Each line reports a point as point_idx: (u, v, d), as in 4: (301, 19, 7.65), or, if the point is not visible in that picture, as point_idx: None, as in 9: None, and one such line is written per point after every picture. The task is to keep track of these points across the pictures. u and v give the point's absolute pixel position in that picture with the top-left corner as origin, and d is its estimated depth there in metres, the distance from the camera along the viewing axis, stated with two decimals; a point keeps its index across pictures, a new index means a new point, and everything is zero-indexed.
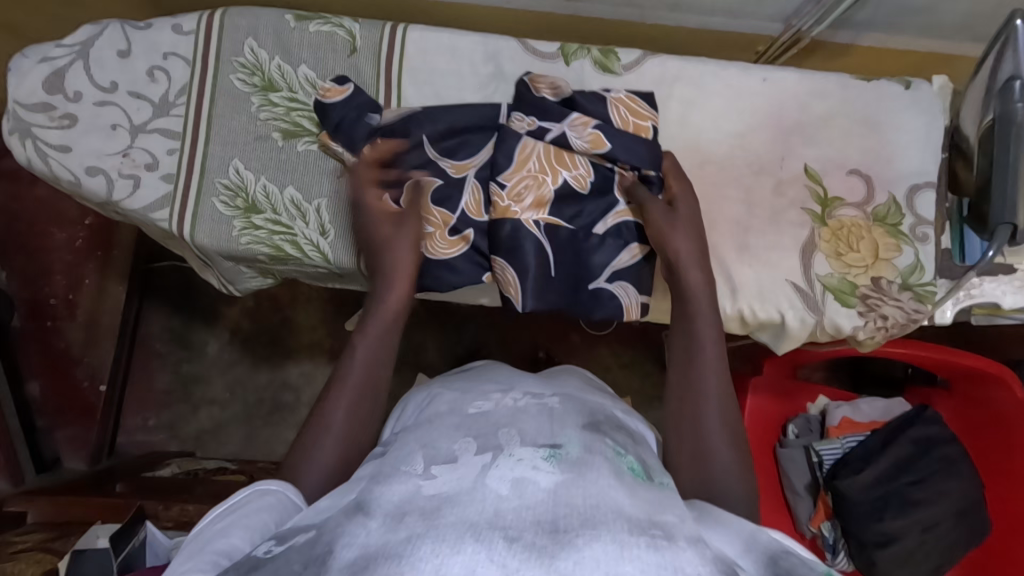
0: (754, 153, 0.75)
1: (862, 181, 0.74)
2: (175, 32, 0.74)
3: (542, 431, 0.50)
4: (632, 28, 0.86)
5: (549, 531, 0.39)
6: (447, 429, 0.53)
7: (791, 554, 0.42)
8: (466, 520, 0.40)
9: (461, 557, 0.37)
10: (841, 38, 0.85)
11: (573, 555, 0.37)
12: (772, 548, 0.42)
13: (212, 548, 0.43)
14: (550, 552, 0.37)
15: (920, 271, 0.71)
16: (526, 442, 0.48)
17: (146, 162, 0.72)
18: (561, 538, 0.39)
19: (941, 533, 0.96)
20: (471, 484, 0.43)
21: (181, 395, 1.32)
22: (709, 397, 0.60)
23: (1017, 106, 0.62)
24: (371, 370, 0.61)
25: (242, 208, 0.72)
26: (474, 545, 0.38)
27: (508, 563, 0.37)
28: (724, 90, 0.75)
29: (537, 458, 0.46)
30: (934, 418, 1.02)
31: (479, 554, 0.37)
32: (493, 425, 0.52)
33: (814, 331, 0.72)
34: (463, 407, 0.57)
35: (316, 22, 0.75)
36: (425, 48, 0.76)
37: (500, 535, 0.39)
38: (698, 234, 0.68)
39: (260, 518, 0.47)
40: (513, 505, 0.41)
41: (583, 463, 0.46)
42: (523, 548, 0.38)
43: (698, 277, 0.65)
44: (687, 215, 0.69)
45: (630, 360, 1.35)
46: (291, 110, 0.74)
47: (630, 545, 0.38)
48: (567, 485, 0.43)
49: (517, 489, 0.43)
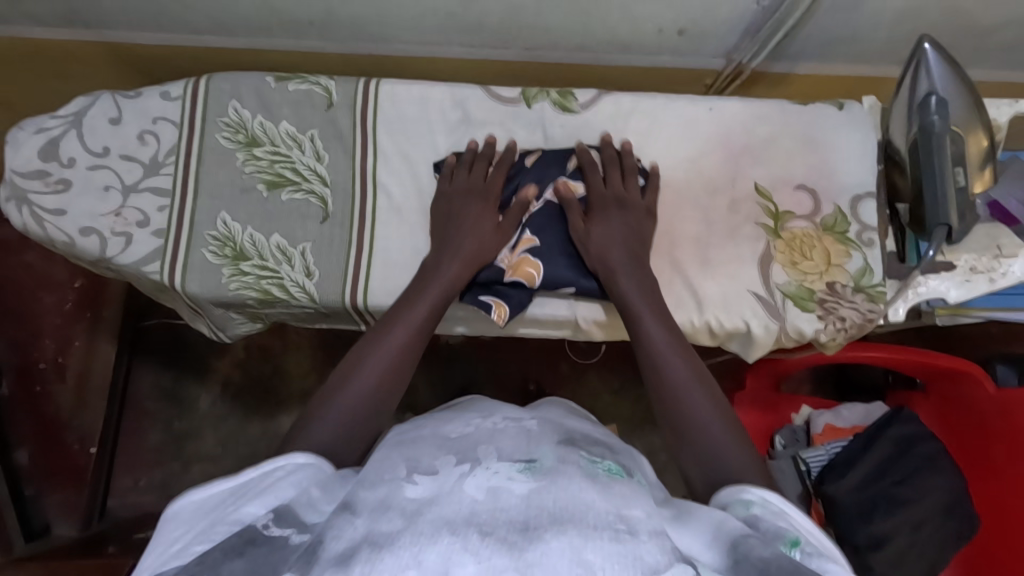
0: (707, 177, 0.81)
1: (808, 195, 0.80)
2: (163, 98, 0.80)
3: (519, 448, 0.53)
4: (590, 71, 0.93)
5: (520, 529, 0.42)
6: (429, 447, 0.55)
7: (750, 536, 0.45)
8: (444, 517, 0.42)
9: (437, 547, 0.40)
10: (780, 68, 0.92)
11: (540, 547, 0.40)
12: (734, 533, 0.45)
13: (228, 518, 0.45)
14: (518, 546, 0.40)
15: (870, 273, 0.76)
16: (502, 456, 0.51)
17: (138, 219, 0.76)
18: (531, 534, 0.41)
19: (931, 531, 0.97)
20: (449, 489, 0.46)
21: (174, 452, 1.32)
22: (695, 404, 0.63)
23: (934, 119, 0.70)
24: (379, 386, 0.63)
25: (230, 256, 0.76)
26: (450, 537, 0.41)
27: (479, 551, 0.40)
28: (675, 121, 0.82)
29: (513, 471, 0.48)
30: (911, 417, 1.05)
31: (454, 544, 0.40)
32: (473, 442, 0.55)
33: (779, 337, 0.76)
34: (444, 429, 0.59)
35: (295, 82, 0.81)
36: (397, 99, 0.82)
37: (475, 530, 0.41)
38: (630, 243, 0.74)
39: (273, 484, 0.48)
40: (488, 507, 0.43)
41: (555, 470, 0.48)
42: (495, 541, 0.41)
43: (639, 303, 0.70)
44: (606, 236, 0.73)
45: (619, 386, 1.37)
46: (274, 162, 0.79)
47: (594, 538, 0.41)
48: (539, 491, 0.45)
49: (492, 496, 0.45)
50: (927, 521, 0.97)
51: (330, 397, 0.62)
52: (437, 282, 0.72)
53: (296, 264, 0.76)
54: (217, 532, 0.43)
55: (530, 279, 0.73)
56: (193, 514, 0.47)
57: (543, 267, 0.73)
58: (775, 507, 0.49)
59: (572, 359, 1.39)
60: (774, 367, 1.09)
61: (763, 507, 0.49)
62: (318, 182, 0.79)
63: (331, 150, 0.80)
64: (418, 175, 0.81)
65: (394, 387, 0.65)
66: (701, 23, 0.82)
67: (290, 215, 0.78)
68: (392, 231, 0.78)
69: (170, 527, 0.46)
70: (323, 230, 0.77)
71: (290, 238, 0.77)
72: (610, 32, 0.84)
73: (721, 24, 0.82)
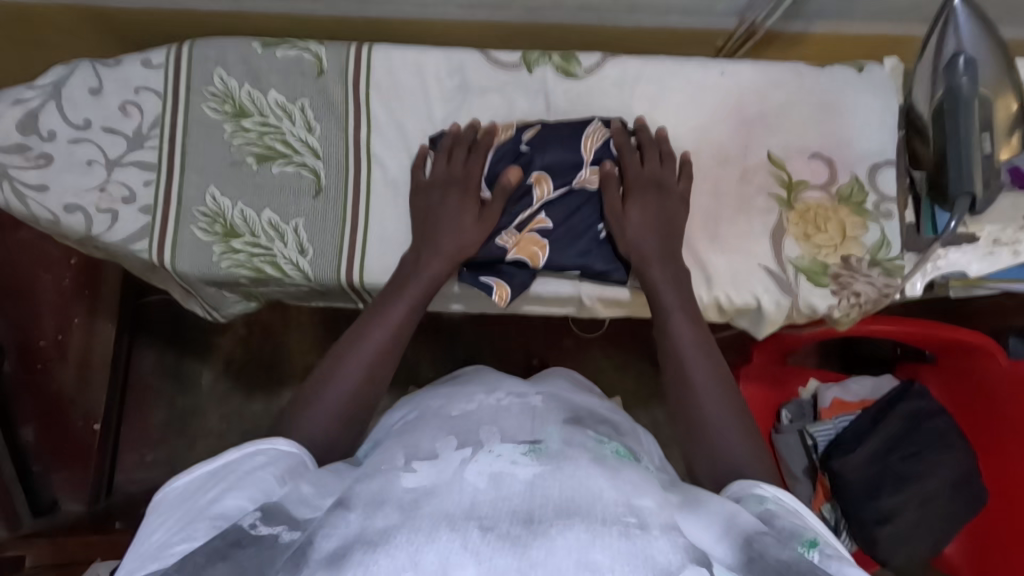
0: (718, 145, 0.77)
1: (824, 164, 0.76)
2: (145, 67, 0.76)
3: (522, 429, 0.52)
4: (594, 33, 0.88)
5: (524, 521, 0.40)
6: (431, 431, 0.54)
7: (766, 534, 0.43)
8: (443, 511, 0.41)
9: (436, 544, 0.38)
10: (796, 28, 0.87)
11: (544, 544, 0.38)
12: (747, 531, 0.43)
13: (208, 515, 0.43)
14: (522, 543, 0.38)
15: (887, 246, 0.73)
16: (506, 439, 0.49)
17: (123, 195, 0.73)
18: (535, 529, 0.39)
19: (938, 506, 0.96)
20: (450, 477, 0.44)
21: (177, 429, 1.31)
22: (709, 402, 0.62)
23: (962, 80, 0.66)
24: (369, 378, 0.62)
25: (221, 233, 0.73)
26: (449, 534, 0.39)
27: (481, 551, 0.38)
28: (684, 86, 0.78)
29: (516, 453, 0.46)
30: (922, 392, 1.03)
31: (453, 542, 0.38)
32: (476, 424, 0.53)
33: (790, 314, 0.73)
34: (446, 410, 0.58)
35: (283, 48, 0.77)
36: (391, 65, 0.78)
37: (475, 525, 0.39)
38: (663, 226, 0.71)
39: (258, 477, 0.46)
40: (490, 497, 0.42)
41: (562, 455, 0.46)
42: (496, 537, 0.39)
43: (671, 295, 0.68)
44: (643, 222, 0.70)
45: (624, 360, 1.36)
46: (263, 134, 0.76)
47: (603, 534, 0.39)
48: (544, 476, 0.44)
49: (494, 484, 0.43)
50: (935, 496, 0.96)
51: (317, 392, 0.60)
52: (424, 272, 0.69)
53: (289, 241, 0.73)
54: (196, 530, 0.42)
55: (535, 259, 0.71)
56: (175, 506, 0.45)
57: (549, 246, 0.71)
58: (789, 507, 0.48)
59: (576, 334, 1.37)
60: (782, 341, 1.07)
61: (776, 505, 0.48)
62: (310, 154, 0.75)
63: (322, 120, 0.76)
64: (414, 146, 0.77)
65: (379, 382, 0.63)
66: None
67: (282, 190, 0.74)
68: (388, 206, 0.75)
69: (151, 520, 0.45)
70: (317, 205, 0.74)
71: (282, 214, 0.74)
72: None
73: None
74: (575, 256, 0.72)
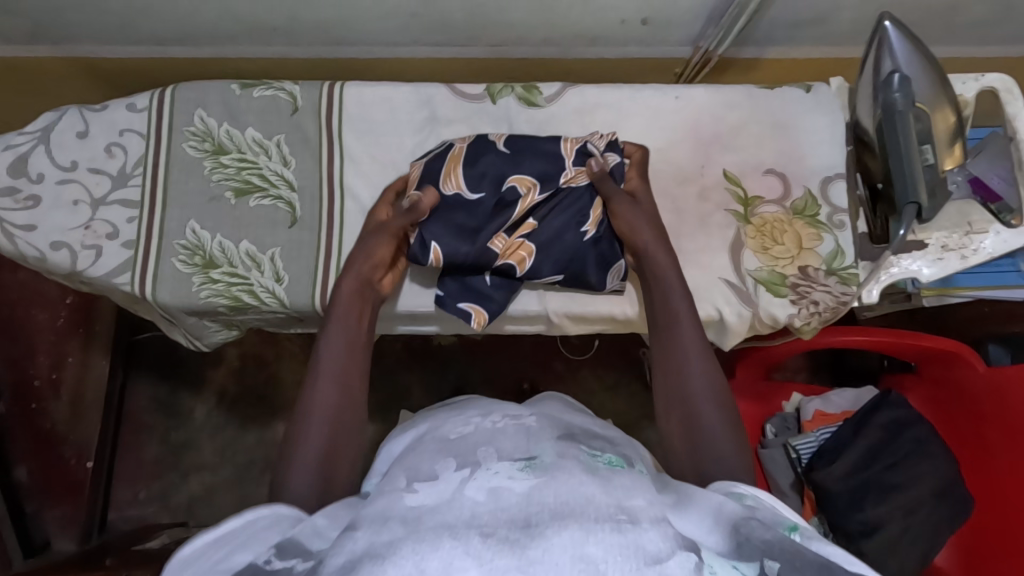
0: (677, 165, 0.80)
1: (778, 179, 0.79)
2: (129, 110, 0.80)
3: (518, 446, 0.51)
4: (558, 64, 0.93)
5: (521, 526, 0.41)
6: (429, 454, 0.54)
7: (751, 520, 0.44)
8: (445, 523, 0.42)
9: (439, 552, 0.39)
10: (749, 54, 0.91)
11: (542, 544, 0.39)
12: (733, 518, 0.44)
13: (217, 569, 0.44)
14: (521, 544, 0.39)
15: (841, 255, 0.75)
16: (502, 456, 0.50)
17: (107, 231, 0.76)
18: (532, 531, 0.40)
19: (924, 516, 0.96)
20: (450, 496, 0.45)
21: (171, 463, 1.30)
22: (703, 399, 0.63)
23: (896, 97, 0.69)
24: (342, 403, 0.64)
25: (200, 264, 0.76)
26: (452, 542, 0.40)
27: (482, 554, 0.39)
28: (642, 110, 0.81)
29: (513, 469, 0.48)
30: (899, 401, 1.04)
31: (455, 549, 0.39)
32: (472, 442, 0.53)
33: (753, 324, 0.75)
34: (444, 430, 0.58)
35: (259, 89, 0.81)
36: (362, 101, 0.82)
37: (475, 532, 0.41)
38: (658, 222, 0.74)
39: (262, 533, 0.48)
40: (489, 508, 0.43)
41: (556, 467, 0.47)
42: (496, 541, 0.40)
43: (669, 268, 0.70)
44: (641, 216, 0.72)
45: (613, 381, 1.37)
46: (241, 169, 0.79)
47: (596, 530, 0.40)
48: (540, 486, 0.45)
49: (493, 497, 0.44)
50: (920, 504, 0.96)
51: (302, 433, 0.61)
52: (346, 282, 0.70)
53: (265, 269, 0.76)
54: None
55: (523, 264, 0.73)
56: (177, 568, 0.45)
57: (537, 252, 0.73)
58: (767, 502, 0.49)
59: (566, 356, 1.38)
60: (761, 356, 1.09)
61: (755, 501, 0.49)
62: (285, 188, 0.79)
63: (298, 154, 0.80)
64: (385, 177, 0.80)
65: (356, 393, 0.65)
66: (664, 12, 0.82)
67: (258, 222, 0.78)
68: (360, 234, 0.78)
69: None
70: (291, 235, 0.77)
71: (259, 245, 0.77)
72: (574, 25, 0.84)
73: (684, 13, 0.82)
74: (557, 266, 0.73)
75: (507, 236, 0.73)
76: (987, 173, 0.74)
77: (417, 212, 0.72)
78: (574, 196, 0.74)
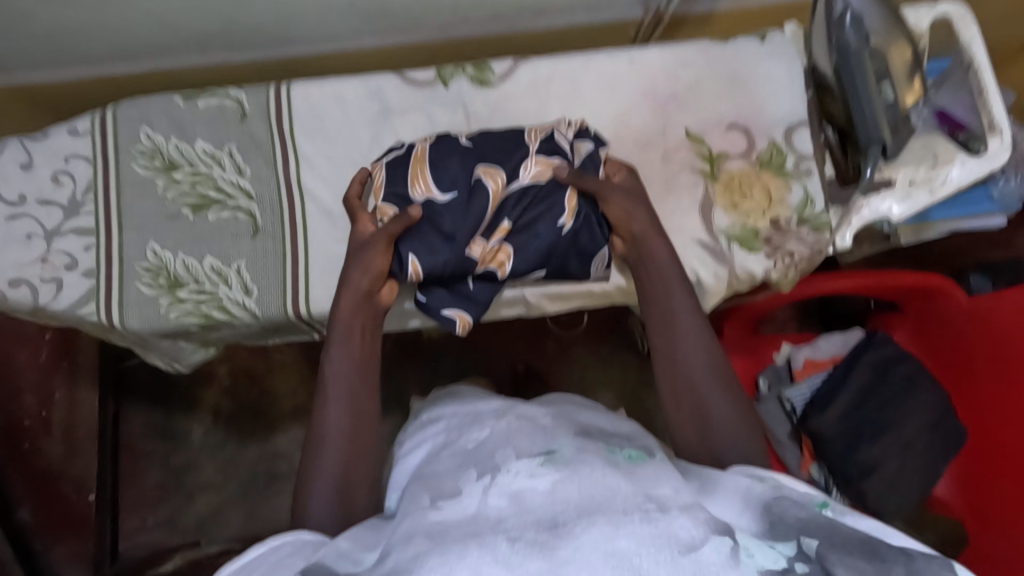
0: (638, 130, 0.79)
1: (741, 133, 0.78)
2: (72, 135, 0.77)
3: (536, 443, 0.51)
4: (509, 40, 0.91)
5: (548, 527, 0.41)
6: (449, 465, 0.53)
7: (783, 499, 0.44)
8: (472, 533, 0.42)
9: (468, 561, 0.39)
10: (700, 8, 0.90)
11: (572, 543, 0.39)
12: (765, 500, 0.45)
13: None
14: (551, 546, 0.40)
15: (812, 203, 0.75)
16: (521, 453, 0.49)
17: (65, 263, 0.74)
18: (560, 531, 0.41)
19: (919, 450, 0.97)
20: (474, 507, 0.45)
21: (175, 486, 1.29)
22: (708, 389, 0.62)
23: (849, 37, 0.68)
24: (352, 426, 0.62)
25: (166, 285, 0.74)
26: (479, 551, 0.40)
27: (512, 560, 0.39)
28: (596, 78, 0.80)
29: (534, 466, 0.47)
30: (886, 340, 1.05)
31: (483, 557, 0.39)
32: (489, 448, 0.52)
33: (731, 282, 0.75)
34: (458, 441, 0.56)
35: (204, 98, 0.79)
36: (311, 100, 0.80)
37: (502, 538, 0.41)
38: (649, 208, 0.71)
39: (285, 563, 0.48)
40: (513, 513, 0.43)
41: (578, 460, 0.47)
42: (524, 545, 0.40)
43: (665, 255, 0.68)
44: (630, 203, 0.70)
45: (606, 354, 1.37)
46: (196, 184, 0.77)
47: (626, 522, 0.40)
48: (564, 482, 0.44)
49: (516, 501, 0.44)
50: (914, 440, 0.97)
51: (315, 462, 0.61)
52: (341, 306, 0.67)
53: (233, 283, 0.75)
54: None
55: (503, 268, 0.71)
56: None
57: (516, 253, 0.71)
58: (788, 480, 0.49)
59: (556, 335, 1.38)
60: (748, 311, 1.08)
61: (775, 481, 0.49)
62: (243, 198, 0.77)
63: (252, 162, 0.78)
64: (344, 175, 0.78)
65: (366, 414, 0.64)
66: None
67: (220, 235, 0.76)
68: (325, 236, 0.76)
69: None
70: (255, 245, 0.76)
71: (224, 258, 0.75)
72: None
73: None
74: (537, 261, 0.72)
75: (484, 240, 0.70)
76: (951, 105, 0.74)
77: (408, 219, 0.68)
78: (549, 190, 0.70)
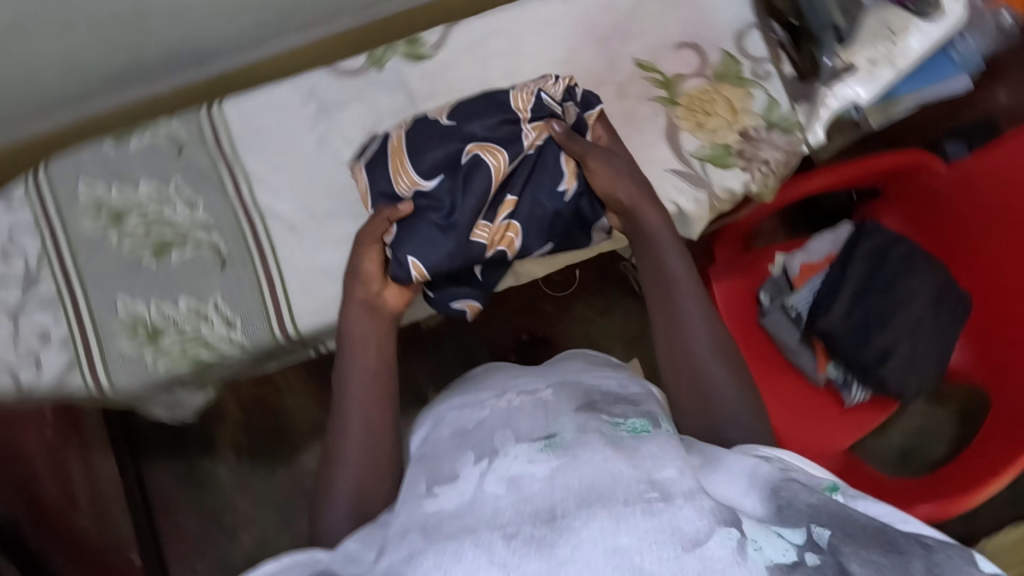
0: (587, 70, 0.76)
1: (692, 51, 0.75)
2: (10, 206, 0.74)
3: (536, 425, 0.49)
4: (435, 7, 0.87)
5: (546, 520, 0.39)
6: (449, 447, 0.52)
7: (792, 481, 0.40)
8: (466, 526, 0.41)
9: (461, 561, 0.38)
10: None
11: (570, 539, 0.37)
12: (772, 481, 0.40)
13: None
14: (548, 542, 0.37)
15: (777, 105, 0.73)
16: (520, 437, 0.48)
17: (38, 338, 0.72)
18: (558, 524, 0.38)
19: (928, 328, 0.97)
20: (471, 495, 0.44)
21: (214, 529, 1.29)
22: (704, 354, 0.60)
23: None
24: (369, 429, 0.60)
25: (145, 337, 0.72)
26: (474, 550, 0.38)
27: (507, 561, 0.37)
28: (532, 27, 0.76)
29: (532, 452, 0.45)
30: (876, 228, 1.04)
31: (479, 558, 0.38)
32: (487, 431, 0.51)
33: (712, 204, 0.73)
34: (456, 421, 0.56)
35: (136, 137, 0.76)
36: (246, 114, 0.76)
37: (498, 534, 0.39)
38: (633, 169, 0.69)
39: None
40: (510, 502, 0.41)
41: (576, 444, 0.45)
42: (520, 541, 0.38)
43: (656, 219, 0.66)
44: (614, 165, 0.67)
45: (606, 304, 1.36)
46: (149, 227, 0.74)
47: (626, 516, 0.38)
48: (563, 470, 0.42)
49: (514, 488, 0.43)
50: (921, 319, 0.97)
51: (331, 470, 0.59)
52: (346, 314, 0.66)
53: (214, 319, 0.72)
54: None
55: (513, 247, 0.67)
56: None
57: (524, 230, 0.66)
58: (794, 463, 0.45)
59: (553, 297, 1.36)
60: (739, 228, 1.07)
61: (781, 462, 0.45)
62: (202, 231, 0.74)
63: (202, 192, 0.75)
64: (300, 184, 0.75)
65: (382, 416, 0.61)
66: None
67: (189, 274, 0.73)
68: (296, 250, 0.74)
69: None
70: (226, 277, 0.73)
71: (199, 296, 0.73)
72: None
73: None
74: (544, 237, 0.68)
75: (490, 222, 0.65)
76: None
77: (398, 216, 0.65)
78: (548, 160, 0.66)
